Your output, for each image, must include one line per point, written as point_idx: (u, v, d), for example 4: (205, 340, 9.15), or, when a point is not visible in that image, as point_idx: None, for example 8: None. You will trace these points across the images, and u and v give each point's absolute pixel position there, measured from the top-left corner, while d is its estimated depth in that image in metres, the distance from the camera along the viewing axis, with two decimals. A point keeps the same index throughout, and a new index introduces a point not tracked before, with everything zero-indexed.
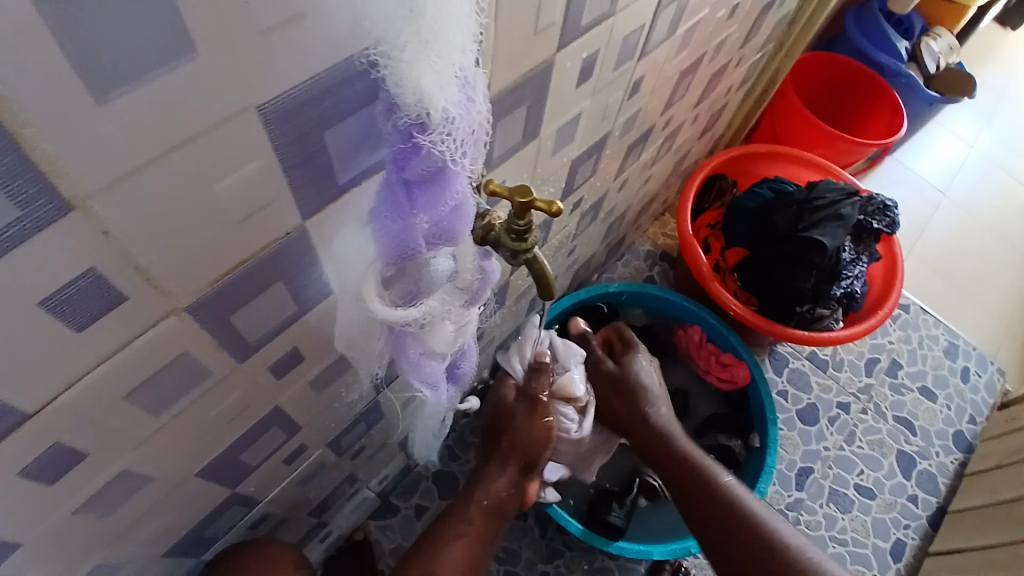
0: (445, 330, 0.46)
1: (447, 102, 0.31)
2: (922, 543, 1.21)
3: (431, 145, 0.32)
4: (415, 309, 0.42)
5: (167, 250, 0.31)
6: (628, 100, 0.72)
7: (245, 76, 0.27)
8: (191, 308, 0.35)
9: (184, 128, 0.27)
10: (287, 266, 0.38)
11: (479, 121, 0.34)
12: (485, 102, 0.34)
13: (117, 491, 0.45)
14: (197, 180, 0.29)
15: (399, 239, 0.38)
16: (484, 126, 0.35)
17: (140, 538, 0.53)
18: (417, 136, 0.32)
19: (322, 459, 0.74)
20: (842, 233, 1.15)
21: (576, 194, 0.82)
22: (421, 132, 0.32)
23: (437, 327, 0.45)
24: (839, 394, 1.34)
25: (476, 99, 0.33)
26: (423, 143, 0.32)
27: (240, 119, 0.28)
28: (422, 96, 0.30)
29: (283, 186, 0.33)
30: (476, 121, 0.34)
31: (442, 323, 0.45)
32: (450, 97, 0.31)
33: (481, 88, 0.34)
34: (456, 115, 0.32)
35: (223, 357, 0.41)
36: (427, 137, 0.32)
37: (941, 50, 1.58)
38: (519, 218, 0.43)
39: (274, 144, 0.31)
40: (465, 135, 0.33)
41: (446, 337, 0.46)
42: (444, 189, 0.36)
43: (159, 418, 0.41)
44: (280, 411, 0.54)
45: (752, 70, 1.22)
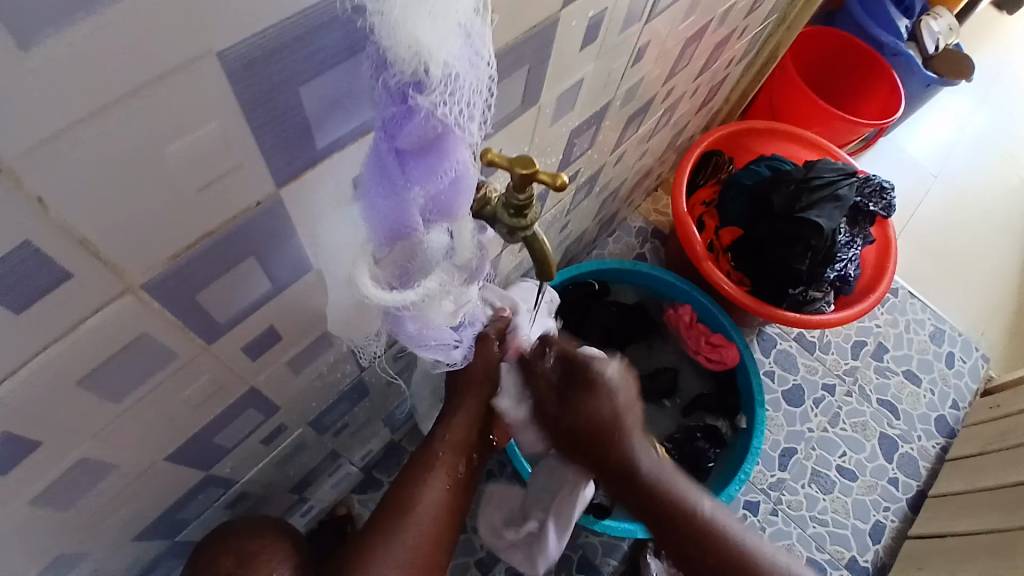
0: (443, 308, 0.42)
1: (448, 55, 0.27)
2: (901, 525, 1.21)
3: (430, 107, 0.28)
4: (409, 291, 0.38)
5: (115, 220, 0.26)
6: (631, 67, 0.67)
7: (201, 18, 0.23)
8: (148, 287, 0.31)
9: (129, 77, 0.22)
10: (259, 239, 0.34)
11: (482, 81, 0.30)
12: (489, 61, 0.31)
13: (76, 482, 0.41)
14: (149, 140, 0.25)
15: (392, 218, 0.33)
16: (487, 88, 0.32)
17: (105, 526, 0.49)
18: (413, 97, 0.28)
19: (302, 439, 0.71)
20: (838, 215, 1.13)
21: (573, 167, 0.78)
22: (417, 92, 0.28)
23: (434, 307, 0.41)
24: (825, 376, 1.34)
25: (481, 55, 0.29)
26: (419, 105, 0.28)
27: (196, 69, 0.24)
28: (421, 48, 0.26)
29: (251, 147, 0.29)
30: (478, 81, 0.30)
31: (439, 303, 0.41)
32: (451, 51, 0.27)
33: (484, 42, 0.29)
34: (458, 72, 0.28)
35: (189, 339, 0.37)
36: (425, 97, 0.28)
37: (942, 29, 1.52)
38: (519, 191, 0.39)
39: (238, 98, 0.26)
40: (467, 96, 0.29)
41: (444, 314, 0.43)
42: (442, 160, 0.32)
43: (119, 405, 0.37)
44: (256, 394, 0.50)
45: (754, 42, 1.17)
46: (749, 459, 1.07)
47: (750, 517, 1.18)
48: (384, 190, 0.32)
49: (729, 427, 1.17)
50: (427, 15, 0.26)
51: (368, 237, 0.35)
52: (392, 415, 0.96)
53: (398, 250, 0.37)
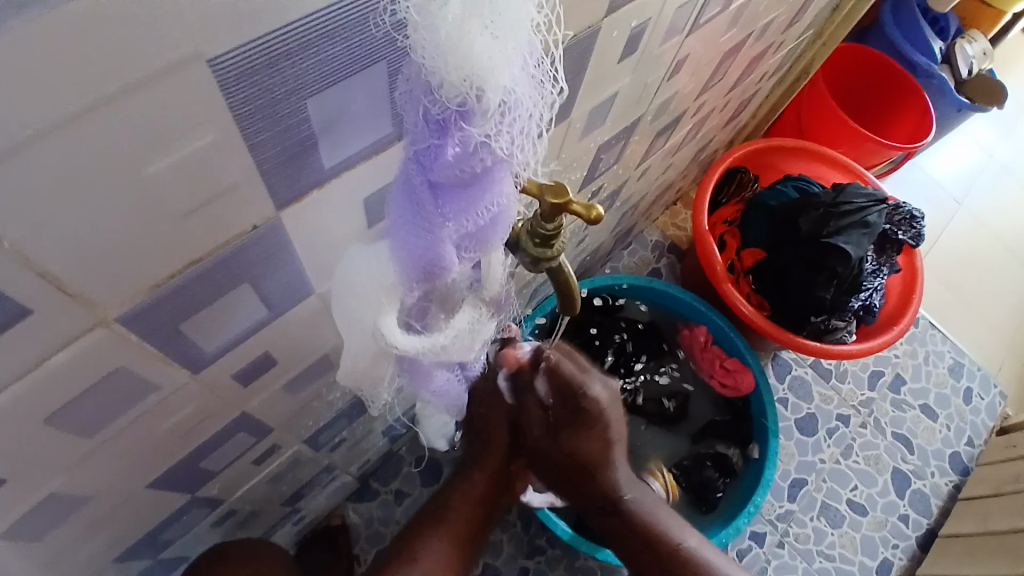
0: (473, 348, 0.39)
1: (510, 79, 0.23)
2: (909, 564, 1.16)
3: (482, 138, 0.24)
4: (435, 336, 0.35)
5: (80, 251, 0.22)
6: (667, 80, 0.63)
7: (188, 21, 0.19)
8: (124, 319, 0.27)
9: (95, 87, 0.18)
10: (256, 264, 0.30)
11: (543, 108, 0.26)
12: (551, 82, 0.26)
13: (46, 516, 0.37)
14: (122, 156, 0.21)
15: (421, 254, 0.29)
16: (545, 114, 0.27)
17: (78, 553, 0.45)
18: (460, 126, 0.24)
19: (297, 456, 0.66)
20: (867, 242, 1.08)
21: (597, 182, 0.74)
22: (465, 122, 0.24)
23: (460, 348, 0.38)
24: (839, 405, 1.29)
25: (540, 78, 0.25)
26: (466, 135, 0.24)
27: (181, 75, 0.20)
28: (476, 71, 0.22)
29: (247, 165, 0.25)
30: (539, 106, 0.26)
31: (471, 344, 0.38)
32: (512, 74, 0.23)
33: (547, 61, 0.25)
34: (517, 97, 0.24)
35: (172, 369, 0.33)
36: (476, 128, 0.24)
37: (975, 53, 1.46)
38: (548, 221, 0.35)
39: (232, 110, 0.22)
40: (523, 125, 0.25)
41: (473, 352, 0.39)
42: (484, 193, 0.27)
43: (91, 439, 0.33)
44: (248, 416, 0.46)
45: (788, 58, 1.13)
46: (759, 490, 1.03)
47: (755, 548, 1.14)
48: (416, 224, 0.28)
49: (740, 456, 1.12)
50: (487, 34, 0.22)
51: (399, 276, 0.31)
52: (392, 426, 0.92)
53: (429, 290, 0.33)
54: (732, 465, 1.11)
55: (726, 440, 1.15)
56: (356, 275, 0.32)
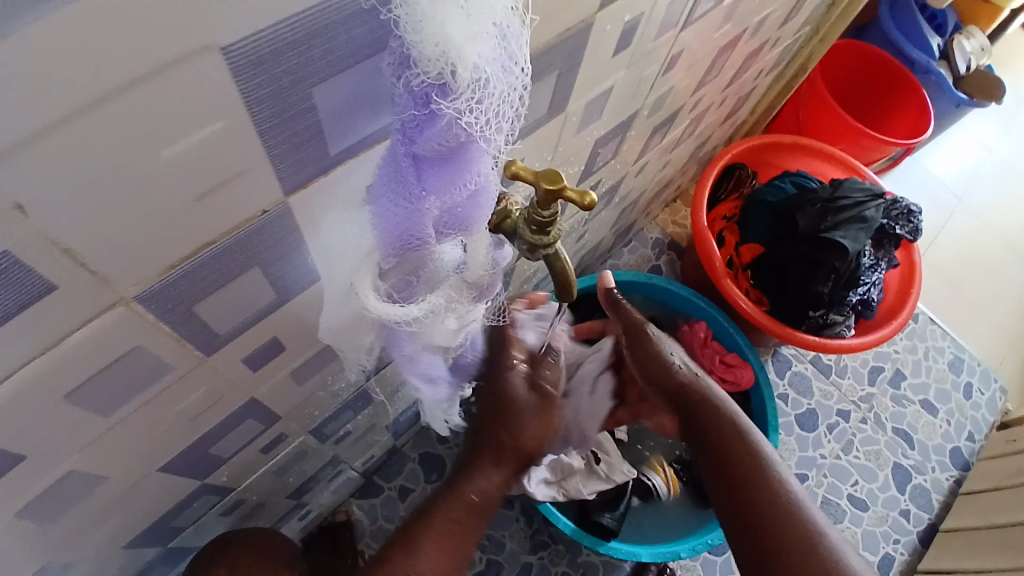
0: (446, 324, 0.40)
1: (479, 57, 0.25)
2: (910, 559, 1.17)
3: (454, 113, 0.26)
4: (412, 306, 0.36)
5: (103, 230, 0.24)
6: (662, 76, 0.65)
7: (200, 13, 0.20)
8: (141, 298, 0.28)
9: (118, 75, 0.20)
10: (264, 248, 0.32)
11: (516, 90, 0.28)
12: (525, 68, 0.28)
13: (62, 495, 0.39)
14: (141, 142, 0.22)
15: (401, 225, 0.31)
16: (518, 97, 0.29)
17: (91, 536, 0.47)
18: (436, 101, 0.26)
19: (303, 447, 0.68)
20: (864, 237, 1.09)
21: (595, 177, 0.75)
22: (441, 96, 0.25)
23: (437, 323, 0.39)
24: (840, 401, 1.30)
25: (516, 61, 0.27)
26: (442, 110, 0.26)
27: (198, 64, 0.21)
28: (448, 47, 0.24)
29: (258, 150, 0.26)
30: (512, 89, 0.27)
31: (444, 320, 0.40)
32: (482, 52, 0.25)
33: (522, 45, 0.27)
34: (489, 77, 0.25)
35: (186, 351, 0.34)
36: (449, 102, 0.25)
37: (973, 50, 1.47)
38: (543, 208, 0.36)
39: (244, 97, 0.24)
40: (496, 105, 0.27)
41: (447, 331, 0.41)
42: (462, 169, 0.29)
43: (108, 419, 0.35)
44: (257, 403, 0.48)
45: (784, 54, 1.14)
46: None
47: None
48: (397, 194, 0.30)
49: None
50: (460, 10, 0.23)
51: (375, 245, 0.33)
52: (396, 421, 0.93)
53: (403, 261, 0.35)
54: None
55: None
56: (339, 239, 0.34)
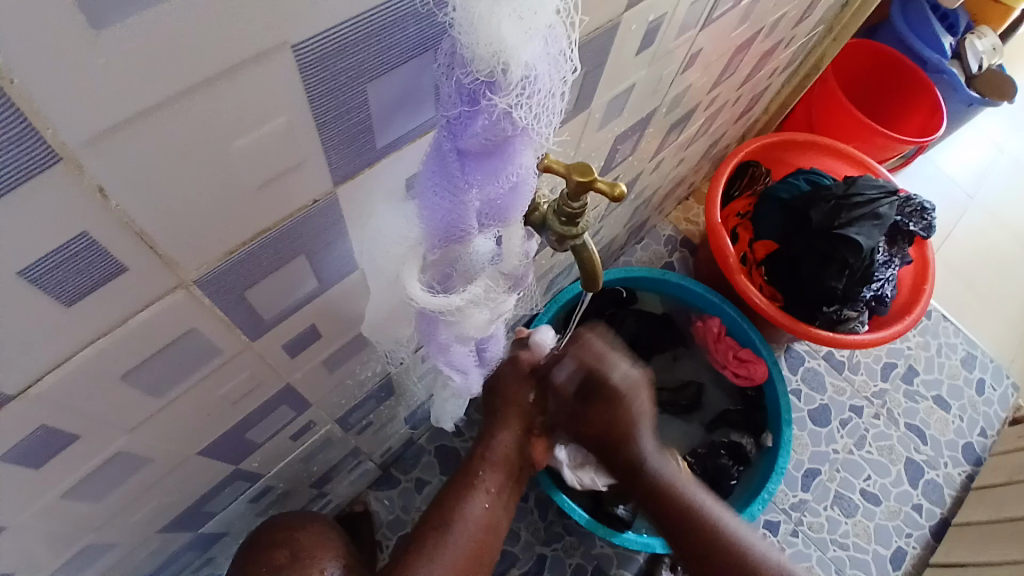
0: (480, 316, 0.41)
1: (530, 56, 0.26)
2: (923, 553, 1.18)
3: (503, 108, 0.27)
4: (452, 296, 0.38)
5: (172, 215, 0.26)
6: (680, 74, 0.66)
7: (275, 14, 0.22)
8: (201, 282, 0.30)
9: (197, 69, 0.21)
10: (313, 237, 0.33)
11: (561, 86, 0.29)
12: (569, 65, 0.29)
13: (110, 474, 0.40)
14: (212, 133, 0.24)
15: (446, 217, 0.32)
16: (562, 93, 0.30)
17: (132, 517, 0.49)
18: (485, 97, 0.27)
19: (328, 436, 0.69)
20: (878, 233, 1.10)
21: (613, 173, 0.77)
22: (491, 93, 0.26)
23: (473, 314, 0.41)
24: (853, 397, 1.30)
25: (560, 61, 0.28)
26: (491, 106, 0.27)
27: (270, 62, 0.23)
28: (500, 47, 0.25)
29: (314, 143, 0.28)
30: (556, 85, 0.28)
31: (479, 311, 0.41)
32: (532, 52, 0.26)
33: (566, 47, 0.28)
34: (538, 74, 0.27)
35: (234, 335, 0.36)
36: (500, 98, 0.26)
37: (984, 49, 1.47)
38: (574, 199, 0.38)
39: (306, 93, 0.25)
40: (540, 100, 0.28)
41: (480, 322, 0.42)
42: (505, 162, 0.30)
43: (159, 400, 0.37)
44: (291, 390, 0.50)
45: (799, 52, 1.15)
46: (773, 478, 1.04)
47: (770, 536, 1.15)
48: (443, 187, 0.31)
49: (754, 445, 1.14)
50: (513, 12, 0.25)
51: (421, 237, 0.34)
52: (413, 414, 0.95)
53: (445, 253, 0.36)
54: (746, 454, 1.12)
55: (740, 429, 1.16)
56: (382, 231, 0.35)
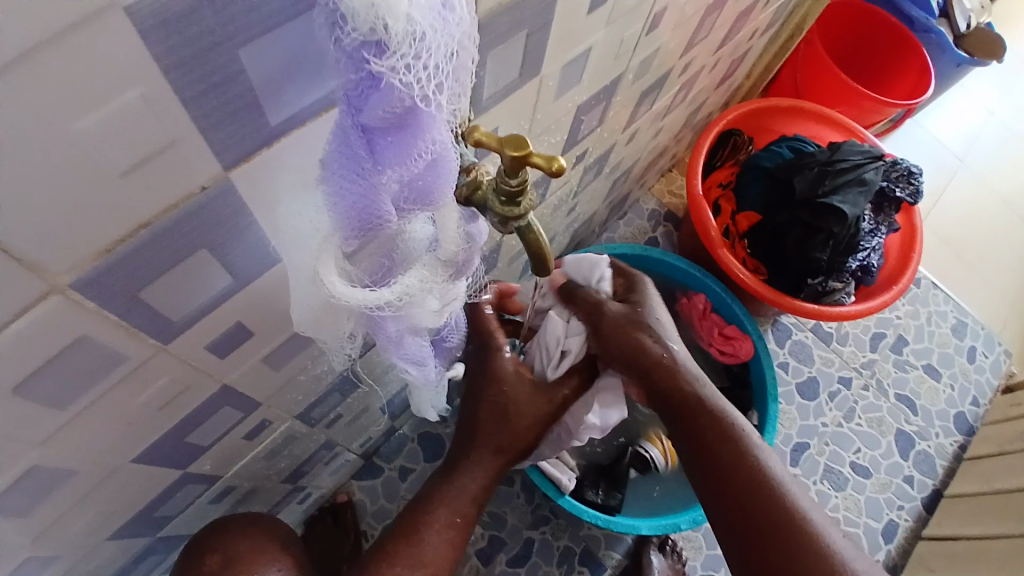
0: (428, 306, 0.39)
1: (412, 7, 0.22)
2: (914, 525, 1.16)
3: (393, 73, 0.23)
4: (384, 290, 0.35)
5: (17, 214, 0.22)
6: (646, 37, 0.62)
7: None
8: (77, 285, 0.27)
9: (11, 43, 0.18)
10: (210, 228, 0.30)
11: (460, 41, 0.25)
12: (468, 16, 0.25)
13: (30, 489, 0.37)
14: (45, 114, 0.20)
15: (359, 205, 0.29)
16: (466, 49, 0.26)
17: (71, 529, 0.46)
18: (370, 61, 0.23)
19: (290, 431, 0.66)
20: (863, 200, 1.06)
21: (580, 146, 0.73)
22: (376, 54, 0.23)
23: (416, 307, 0.38)
24: (841, 368, 1.28)
25: (455, 9, 0.24)
26: (380, 71, 0.23)
27: (101, 26, 0.19)
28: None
29: (185, 121, 0.24)
30: (454, 41, 0.25)
31: (424, 302, 0.38)
32: (414, 0, 0.22)
33: None
34: (425, 27, 0.23)
35: (137, 339, 0.33)
36: (385, 61, 0.23)
37: (973, 7, 1.43)
38: (510, 176, 0.34)
39: (160, 63, 0.22)
40: (440, 61, 0.24)
41: (430, 313, 0.39)
42: (416, 137, 0.27)
43: (65, 412, 0.34)
44: (230, 390, 0.46)
45: (780, 13, 1.10)
46: None
47: None
48: (351, 173, 0.27)
49: None
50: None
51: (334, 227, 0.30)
52: (390, 402, 0.92)
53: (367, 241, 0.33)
54: None
55: None
56: (294, 227, 0.32)
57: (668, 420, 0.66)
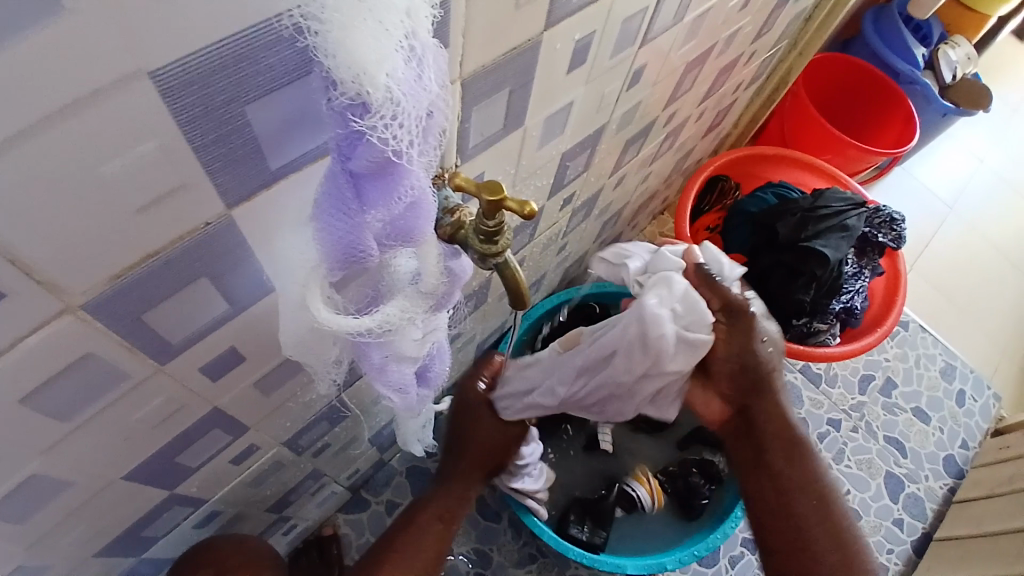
0: (409, 335, 0.41)
1: (392, 76, 0.26)
2: (905, 569, 1.17)
3: (374, 130, 0.27)
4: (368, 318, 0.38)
5: (44, 243, 0.25)
6: (627, 91, 0.66)
7: (121, 27, 0.21)
8: (89, 306, 0.30)
9: (52, 101, 0.21)
10: (213, 259, 0.33)
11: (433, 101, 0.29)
12: (438, 79, 0.29)
13: (28, 499, 0.39)
14: (76, 160, 0.24)
15: (345, 242, 0.32)
16: (438, 107, 0.30)
17: (61, 545, 0.48)
18: (354, 120, 0.27)
19: (278, 457, 0.68)
20: (845, 246, 1.10)
21: (567, 189, 0.77)
22: (360, 114, 0.26)
23: (399, 335, 0.41)
24: (830, 410, 1.30)
25: (428, 75, 0.28)
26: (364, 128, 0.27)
27: (129, 89, 0.23)
28: (360, 68, 0.25)
29: (195, 168, 0.28)
30: (429, 101, 0.29)
31: (406, 330, 0.41)
32: (393, 70, 0.26)
33: (433, 60, 0.28)
34: (403, 92, 0.27)
35: (139, 359, 0.35)
36: (367, 120, 0.26)
37: (959, 59, 1.48)
38: (488, 218, 0.38)
39: (176, 120, 0.25)
40: (415, 119, 0.28)
41: (413, 341, 0.42)
42: (396, 183, 0.30)
43: (67, 426, 0.36)
44: (221, 413, 0.49)
45: (763, 68, 1.16)
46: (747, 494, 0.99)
47: (748, 554, 1.09)
48: (339, 213, 0.31)
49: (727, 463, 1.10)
50: (367, 28, 0.25)
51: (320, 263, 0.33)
52: (379, 434, 0.93)
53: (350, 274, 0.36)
54: (718, 472, 1.07)
55: (713, 448, 1.12)
56: (290, 253, 0.34)
57: (749, 458, 0.69)
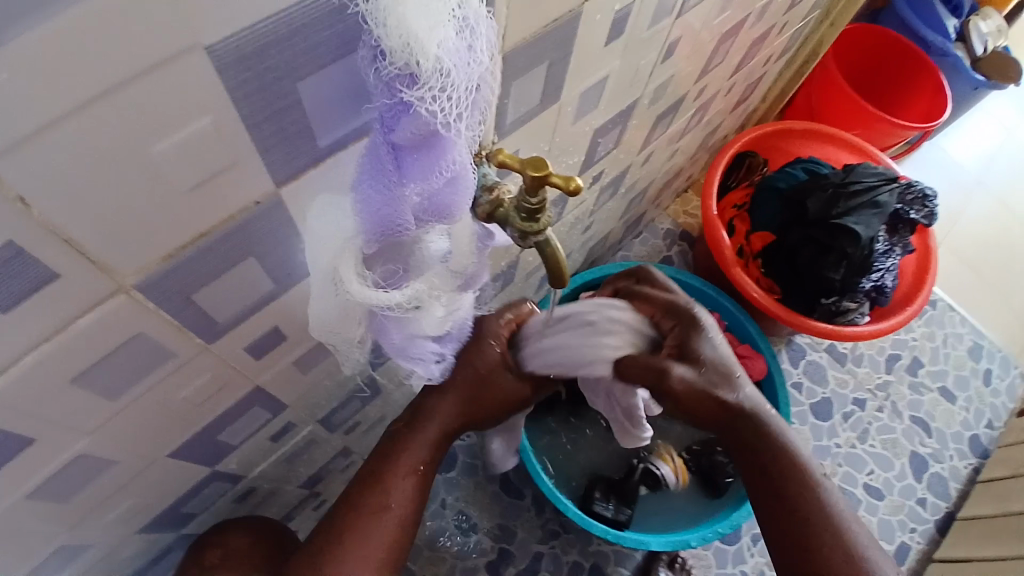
0: (432, 314, 0.41)
1: (442, 50, 0.25)
2: (927, 547, 1.16)
3: (422, 101, 0.26)
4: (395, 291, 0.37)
5: (99, 221, 0.25)
6: (660, 64, 0.65)
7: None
8: (140, 286, 0.30)
9: (107, 76, 0.21)
10: (259, 239, 0.33)
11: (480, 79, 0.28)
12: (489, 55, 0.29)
13: (75, 475, 0.40)
14: (131, 139, 0.24)
15: (381, 214, 0.32)
16: (485, 83, 0.29)
17: (105, 520, 0.49)
18: (404, 90, 0.26)
19: (312, 435, 0.69)
20: (877, 222, 1.07)
21: (596, 167, 0.76)
22: (408, 84, 0.26)
23: (422, 313, 0.40)
24: (856, 389, 1.28)
25: (479, 52, 0.28)
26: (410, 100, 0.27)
27: (184, 62, 0.23)
28: (413, 38, 0.24)
29: (246, 146, 0.28)
30: (477, 77, 0.28)
31: (430, 308, 0.40)
32: (443, 43, 0.25)
33: (485, 32, 0.28)
34: (452, 66, 0.26)
35: (187, 338, 0.36)
36: (416, 91, 0.26)
37: (989, 31, 1.41)
38: (531, 195, 0.37)
39: (231, 94, 0.25)
40: (462, 94, 0.28)
41: (434, 320, 0.41)
42: (438, 157, 0.30)
43: (115, 403, 0.37)
44: (261, 391, 0.49)
45: (793, 41, 1.13)
46: None
47: None
48: (378, 183, 0.30)
49: None
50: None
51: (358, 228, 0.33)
52: None
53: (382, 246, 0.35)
54: None
55: None
56: (325, 232, 0.34)
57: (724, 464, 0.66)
